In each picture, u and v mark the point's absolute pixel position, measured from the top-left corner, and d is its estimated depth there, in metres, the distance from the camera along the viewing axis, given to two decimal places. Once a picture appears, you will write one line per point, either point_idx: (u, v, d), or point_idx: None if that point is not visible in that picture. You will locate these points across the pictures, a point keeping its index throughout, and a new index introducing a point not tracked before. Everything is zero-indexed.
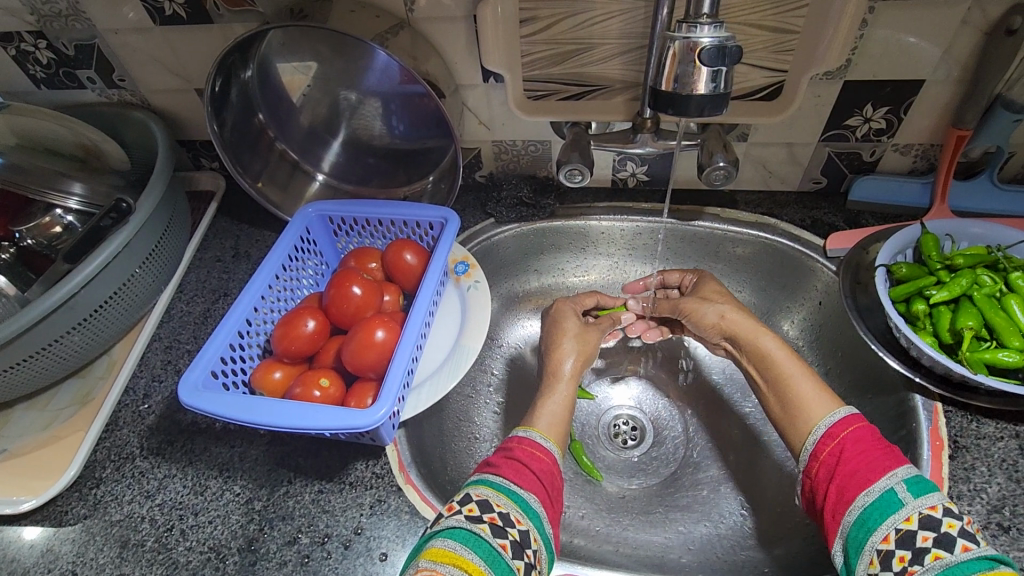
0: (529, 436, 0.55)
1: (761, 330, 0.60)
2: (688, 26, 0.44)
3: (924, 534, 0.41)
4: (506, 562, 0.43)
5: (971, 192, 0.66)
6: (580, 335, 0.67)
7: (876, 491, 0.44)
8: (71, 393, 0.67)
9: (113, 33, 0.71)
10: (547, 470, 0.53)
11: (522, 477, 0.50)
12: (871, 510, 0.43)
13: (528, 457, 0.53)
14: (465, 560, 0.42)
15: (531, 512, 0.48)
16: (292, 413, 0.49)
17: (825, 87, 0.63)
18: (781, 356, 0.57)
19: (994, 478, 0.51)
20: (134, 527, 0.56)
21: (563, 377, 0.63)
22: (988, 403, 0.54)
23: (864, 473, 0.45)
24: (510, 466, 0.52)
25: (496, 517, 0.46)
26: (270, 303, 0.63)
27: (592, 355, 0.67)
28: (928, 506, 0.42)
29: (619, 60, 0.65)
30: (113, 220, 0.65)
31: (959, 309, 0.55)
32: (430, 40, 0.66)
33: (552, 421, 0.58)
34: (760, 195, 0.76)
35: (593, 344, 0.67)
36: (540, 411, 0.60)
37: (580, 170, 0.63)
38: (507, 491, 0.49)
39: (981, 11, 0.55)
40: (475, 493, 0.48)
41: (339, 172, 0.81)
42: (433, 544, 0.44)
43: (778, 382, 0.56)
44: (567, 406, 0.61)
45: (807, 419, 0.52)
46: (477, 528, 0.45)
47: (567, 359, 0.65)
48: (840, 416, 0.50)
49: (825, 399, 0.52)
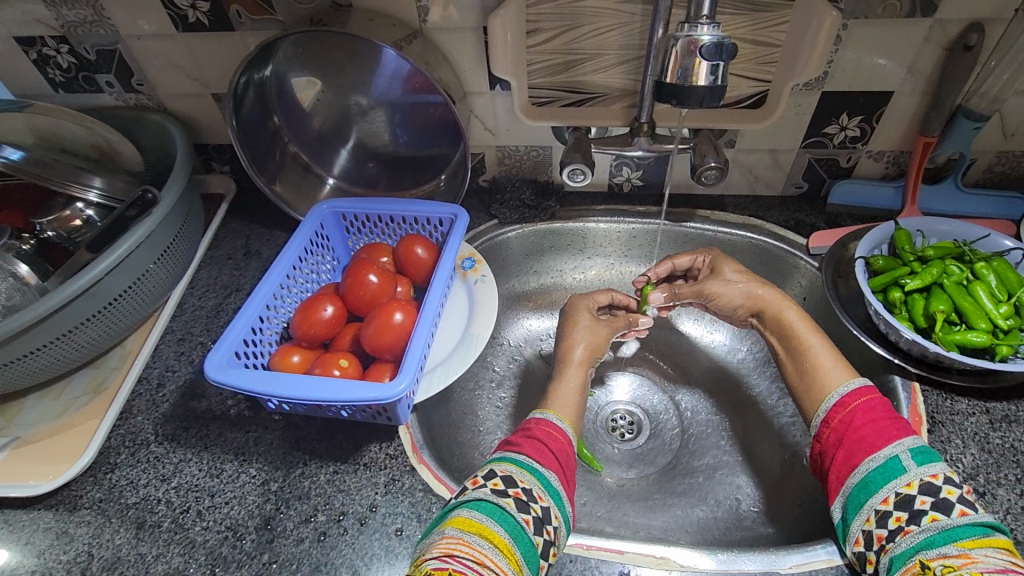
0: (547, 417, 0.58)
1: (783, 302, 0.63)
2: (690, 27, 0.49)
3: (922, 498, 0.45)
4: (528, 537, 0.46)
5: (938, 195, 0.72)
6: (590, 326, 0.69)
7: (881, 457, 0.48)
8: (84, 383, 0.68)
9: (135, 39, 0.74)
10: (564, 451, 0.55)
11: (544, 457, 0.53)
12: (874, 474, 0.47)
13: (546, 436, 0.55)
14: (490, 531, 0.45)
15: (552, 490, 0.51)
16: (318, 387, 0.51)
17: (804, 97, 0.69)
18: (799, 324, 0.61)
19: (969, 449, 0.55)
20: (151, 509, 0.57)
21: (574, 362, 0.66)
22: (961, 381, 0.59)
23: (871, 440, 0.49)
24: (531, 445, 0.54)
25: (520, 492, 0.49)
26: (288, 292, 0.65)
27: (601, 349, 0.69)
28: (929, 475, 0.45)
29: (618, 70, 0.70)
30: (138, 211, 0.67)
31: (932, 296, 0.60)
32: (441, 49, 0.71)
33: (567, 404, 0.61)
34: (746, 198, 0.82)
35: (603, 335, 0.69)
36: (554, 394, 0.62)
37: (582, 169, 0.67)
38: (531, 468, 0.51)
39: (942, 30, 0.61)
40: (500, 470, 0.51)
41: (349, 175, 0.85)
42: (460, 513, 0.47)
43: (797, 350, 0.60)
44: (579, 394, 0.63)
45: (823, 388, 0.55)
46: (503, 502, 0.48)
47: (578, 346, 0.67)
48: (854, 386, 0.54)
49: (841, 369, 0.56)
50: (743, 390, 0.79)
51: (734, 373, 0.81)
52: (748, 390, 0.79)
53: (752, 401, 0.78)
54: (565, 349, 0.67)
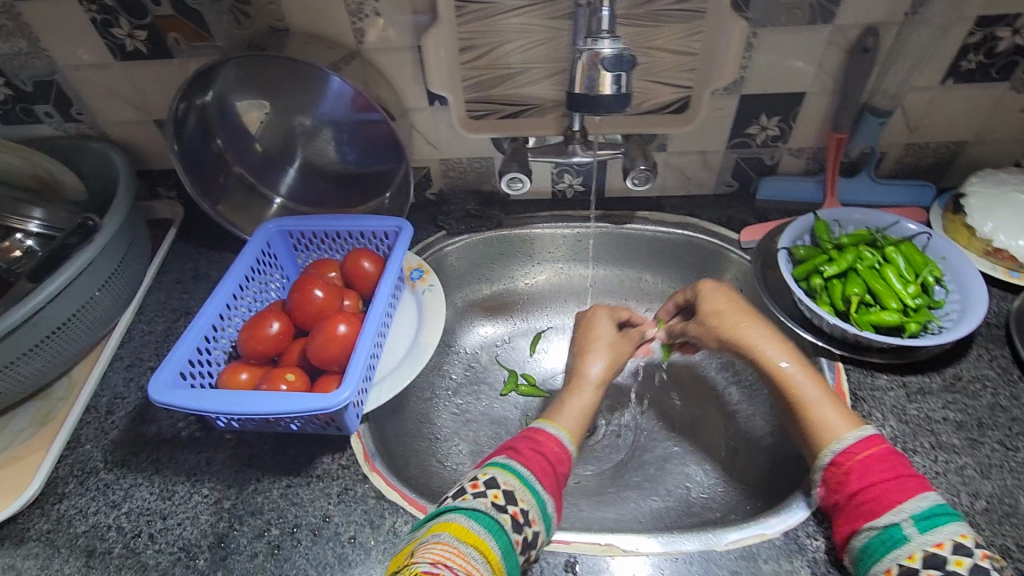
0: (558, 433, 0.58)
1: (762, 342, 0.61)
2: (592, 40, 0.53)
3: (926, 571, 0.43)
4: (516, 559, 0.47)
5: (856, 186, 0.77)
6: (614, 340, 0.68)
7: (881, 525, 0.46)
8: (29, 415, 0.67)
9: (73, 68, 0.75)
10: (563, 475, 0.56)
11: (546, 478, 0.53)
12: (875, 542, 0.46)
13: (554, 457, 0.56)
14: (486, 548, 0.46)
15: (547, 515, 0.51)
16: (262, 401, 0.52)
17: (725, 100, 0.73)
18: (783, 367, 0.59)
19: (887, 421, 0.59)
20: (101, 536, 0.57)
21: (592, 378, 0.65)
22: (880, 358, 0.64)
23: (870, 506, 0.47)
24: (538, 461, 0.54)
25: (518, 513, 0.49)
26: (235, 311, 0.66)
27: (622, 361, 0.68)
28: (934, 545, 0.44)
29: (549, 82, 0.73)
30: (80, 238, 0.67)
31: (848, 281, 0.65)
32: (379, 69, 0.73)
33: (570, 413, 0.61)
34: (682, 198, 0.85)
35: (626, 348, 0.68)
36: (561, 404, 0.62)
37: (521, 178, 0.70)
38: (532, 488, 0.51)
39: (841, 35, 0.66)
40: (502, 481, 0.51)
41: (296, 194, 0.86)
42: (456, 520, 0.47)
43: (789, 397, 0.57)
44: (591, 404, 0.63)
45: (823, 439, 0.53)
46: (501, 518, 0.48)
47: (597, 363, 0.66)
48: (852, 440, 0.51)
49: (840, 419, 0.53)
50: (689, 382, 0.82)
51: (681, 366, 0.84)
52: (694, 382, 0.82)
53: (698, 393, 0.81)
54: (585, 356, 0.67)
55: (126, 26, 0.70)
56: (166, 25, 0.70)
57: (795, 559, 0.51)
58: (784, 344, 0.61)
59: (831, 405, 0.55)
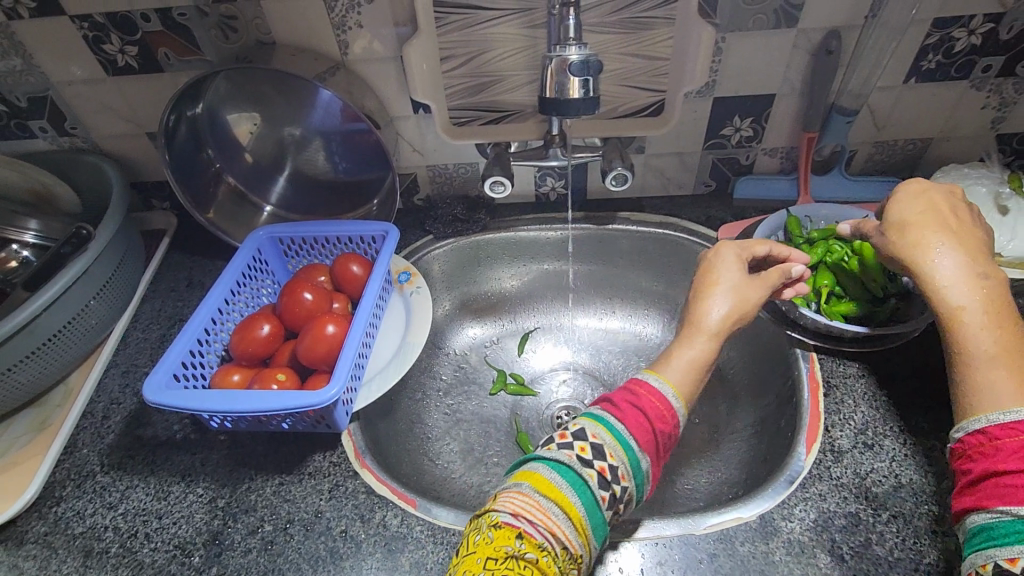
0: (660, 386, 0.50)
1: (951, 276, 0.46)
2: (560, 48, 0.56)
3: None
4: (600, 515, 0.44)
5: (828, 183, 0.80)
6: (746, 281, 0.56)
7: (1022, 513, 0.37)
8: (26, 422, 0.68)
9: (66, 84, 0.77)
10: (667, 432, 0.49)
11: (642, 434, 0.48)
12: (1005, 525, 0.37)
13: (655, 412, 0.49)
14: (567, 502, 0.43)
15: (637, 472, 0.47)
16: (253, 399, 0.54)
17: (699, 103, 0.76)
18: (962, 303, 0.45)
19: (860, 407, 0.61)
20: (98, 537, 0.58)
21: (710, 327, 0.54)
22: (852, 346, 0.67)
23: (1023, 492, 0.37)
24: (634, 415, 0.49)
25: (605, 469, 0.45)
26: (227, 316, 0.68)
27: (753, 312, 0.56)
28: None
29: (528, 89, 0.76)
30: (73, 246, 0.70)
31: (819, 273, 0.67)
32: (364, 79, 0.76)
33: (680, 362, 0.53)
34: (663, 199, 0.88)
35: (756, 293, 0.56)
36: (669, 353, 0.54)
37: (502, 181, 0.73)
38: (625, 444, 0.47)
39: (805, 38, 0.69)
40: (592, 433, 0.47)
41: (287, 203, 0.88)
42: (540, 471, 0.45)
43: (946, 335, 0.46)
44: (704, 366, 0.53)
45: (972, 403, 0.42)
46: (586, 474, 0.45)
47: (718, 308, 0.55)
48: (1017, 415, 0.40)
49: (1008, 384, 0.42)
50: None
51: None
52: None
53: None
54: (705, 295, 0.56)
55: (117, 42, 0.72)
56: (155, 40, 0.72)
57: (772, 540, 0.53)
58: (975, 283, 0.46)
59: (1010, 361, 0.42)
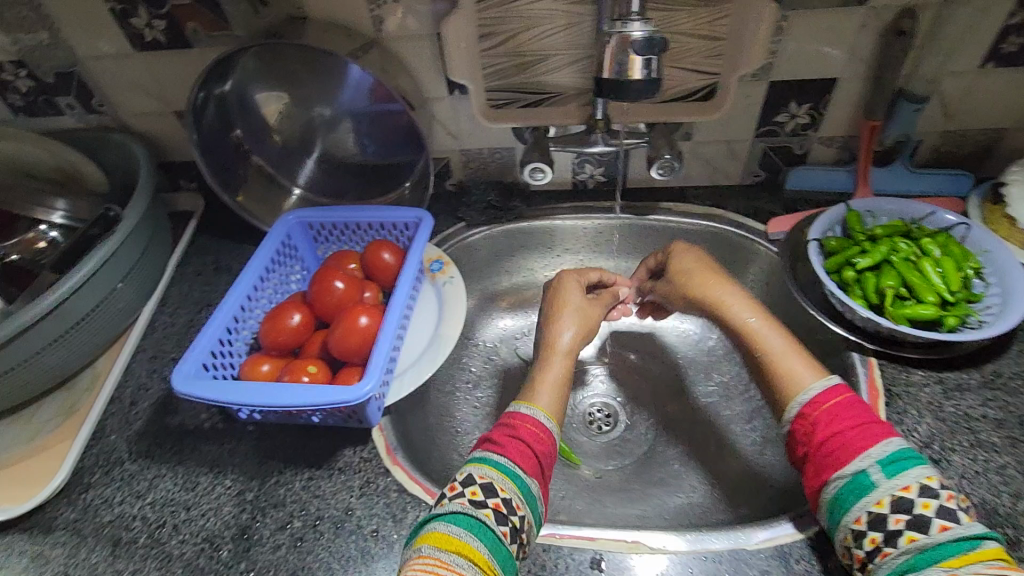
0: (533, 414, 0.57)
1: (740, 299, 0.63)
2: (621, 23, 0.51)
3: (896, 516, 0.44)
4: (507, 550, 0.46)
5: (890, 177, 0.75)
6: (584, 305, 0.69)
7: (849, 474, 0.47)
8: (55, 406, 0.67)
9: (94, 59, 0.75)
10: (548, 453, 0.55)
11: (527, 462, 0.52)
12: (845, 491, 0.46)
13: (532, 438, 0.54)
14: (471, 548, 0.44)
15: (531, 498, 0.50)
16: (285, 392, 0.51)
17: (753, 86, 0.71)
18: (754, 324, 0.61)
19: (924, 419, 0.57)
20: (126, 526, 0.57)
21: (561, 350, 0.65)
22: (915, 353, 0.62)
23: (839, 455, 0.48)
24: (515, 447, 0.53)
25: (500, 504, 0.48)
26: (257, 303, 0.66)
27: (593, 330, 0.69)
28: (901, 488, 0.44)
29: (572, 69, 0.72)
30: (101, 229, 0.69)
31: (882, 272, 0.62)
32: (398, 57, 0.72)
33: (543, 391, 0.60)
34: (708, 189, 0.83)
35: (595, 312, 0.69)
36: (538, 384, 0.61)
37: (542, 168, 0.69)
38: (512, 474, 0.50)
39: (875, 17, 0.64)
40: (479, 476, 0.50)
41: (316, 186, 0.85)
42: (437, 528, 0.46)
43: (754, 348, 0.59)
44: (563, 377, 0.63)
45: (791, 392, 0.54)
46: (480, 514, 0.47)
47: (567, 331, 0.66)
48: (819, 389, 0.52)
49: (810, 370, 0.55)
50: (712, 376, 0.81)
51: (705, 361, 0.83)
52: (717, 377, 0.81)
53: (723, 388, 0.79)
54: (555, 322, 0.67)
55: (145, 15, 0.70)
56: (183, 14, 0.69)
57: (829, 558, 0.50)
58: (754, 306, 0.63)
59: (798, 352, 0.57)
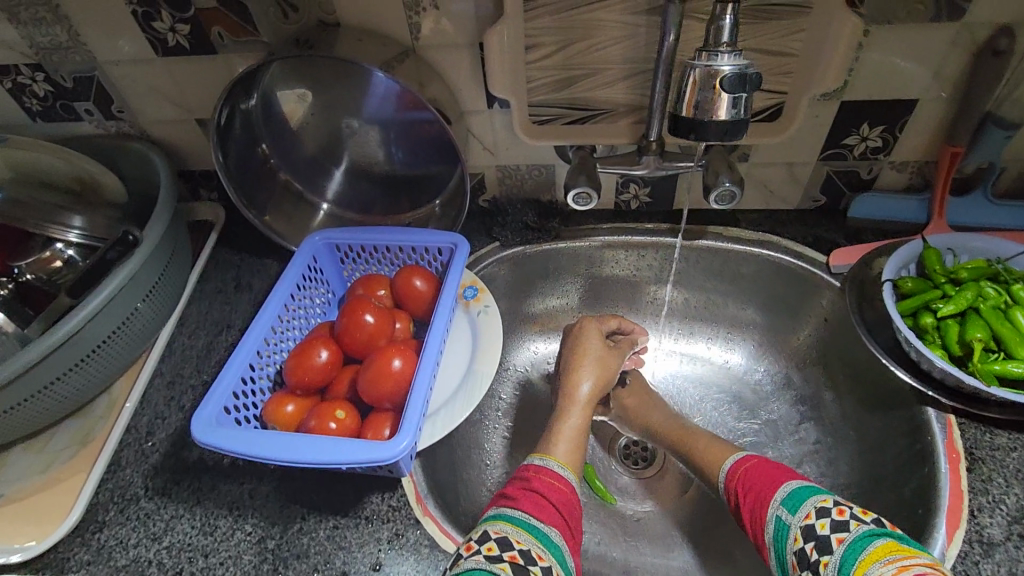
0: (548, 464, 0.55)
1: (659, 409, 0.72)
2: (708, 54, 0.46)
3: (808, 546, 0.46)
4: None
5: (967, 206, 0.68)
6: (602, 357, 0.68)
7: (770, 524, 0.49)
8: (70, 434, 0.64)
9: (113, 64, 0.70)
10: (567, 502, 0.52)
11: (544, 511, 0.49)
12: (774, 542, 0.48)
13: (548, 490, 0.51)
14: None
15: (553, 547, 0.46)
16: (314, 448, 0.47)
17: (823, 107, 0.64)
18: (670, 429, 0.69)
19: (1012, 489, 0.52)
20: (141, 572, 0.54)
21: (580, 401, 0.64)
22: (998, 414, 0.55)
23: (758, 508, 0.51)
24: (528, 498, 0.50)
25: (517, 555, 0.44)
26: (280, 333, 0.62)
27: (610, 378, 0.68)
28: (804, 517, 0.47)
29: (623, 84, 0.66)
30: (119, 252, 0.64)
31: (967, 321, 0.56)
32: (435, 67, 0.67)
33: (561, 444, 0.58)
34: (761, 213, 0.77)
35: (613, 362, 0.68)
36: (555, 437, 0.59)
37: (589, 193, 0.63)
38: (528, 526, 0.47)
39: (970, 34, 0.57)
40: (494, 531, 0.47)
41: (343, 199, 0.81)
42: None
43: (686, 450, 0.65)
44: (578, 433, 0.61)
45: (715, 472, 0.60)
46: (497, 567, 0.43)
47: (585, 381, 0.65)
48: (730, 463, 0.59)
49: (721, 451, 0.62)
50: (760, 415, 0.75)
51: (751, 397, 0.77)
52: (765, 416, 0.75)
53: (772, 428, 0.74)
54: (572, 377, 0.66)
55: (168, 19, 0.65)
56: (207, 19, 0.65)
57: None
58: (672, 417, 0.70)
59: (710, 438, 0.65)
